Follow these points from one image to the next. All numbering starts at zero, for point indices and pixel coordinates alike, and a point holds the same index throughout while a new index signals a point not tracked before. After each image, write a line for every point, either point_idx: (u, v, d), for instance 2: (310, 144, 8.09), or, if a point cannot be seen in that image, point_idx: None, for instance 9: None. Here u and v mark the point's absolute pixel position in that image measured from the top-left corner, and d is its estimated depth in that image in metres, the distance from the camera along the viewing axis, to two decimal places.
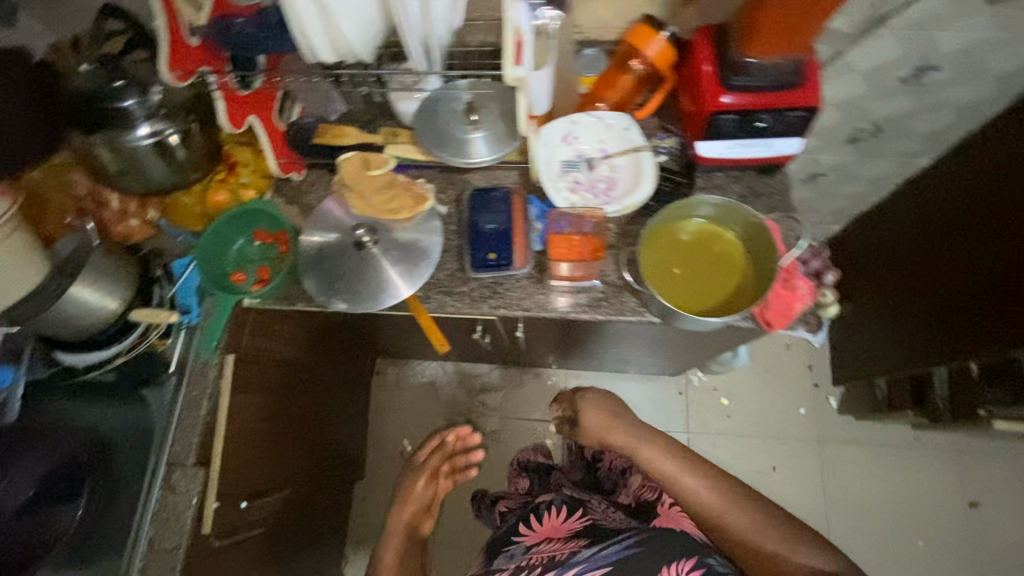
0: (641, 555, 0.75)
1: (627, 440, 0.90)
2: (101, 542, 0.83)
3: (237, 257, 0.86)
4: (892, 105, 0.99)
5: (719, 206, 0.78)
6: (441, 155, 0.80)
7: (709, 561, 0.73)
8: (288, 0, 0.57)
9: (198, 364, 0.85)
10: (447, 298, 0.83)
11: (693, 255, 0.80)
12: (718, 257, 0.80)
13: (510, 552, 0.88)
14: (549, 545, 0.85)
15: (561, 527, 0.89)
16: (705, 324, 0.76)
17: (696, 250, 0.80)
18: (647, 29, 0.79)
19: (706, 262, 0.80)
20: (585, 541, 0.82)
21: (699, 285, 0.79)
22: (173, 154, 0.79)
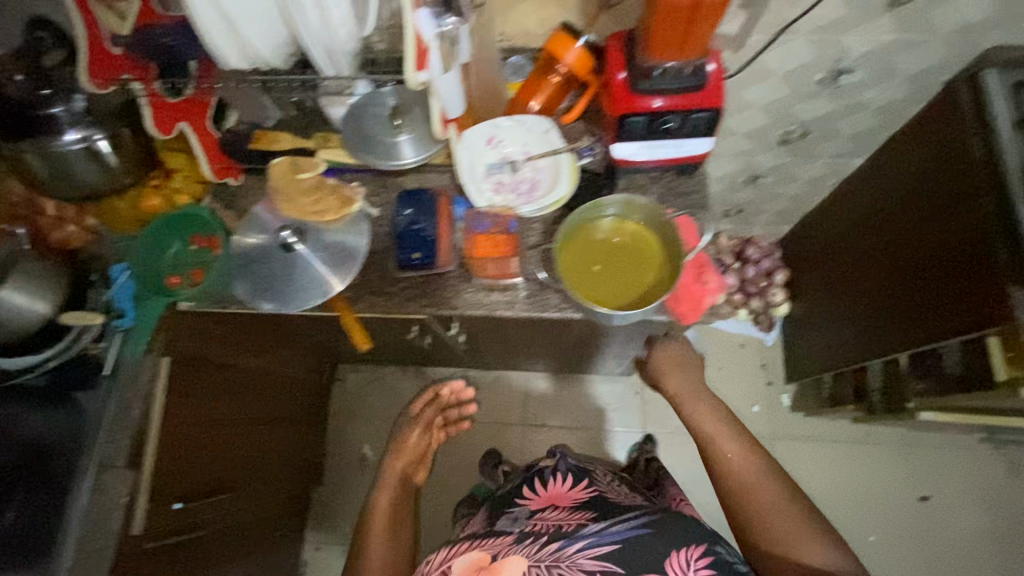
0: (650, 539, 0.73)
1: (680, 391, 0.92)
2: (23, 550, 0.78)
3: (174, 261, 0.88)
4: (815, 107, 1.03)
5: (622, 205, 0.82)
6: (366, 159, 0.83)
7: (718, 549, 0.73)
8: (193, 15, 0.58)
9: (131, 367, 0.86)
10: (376, 298, 0.85)
11: (607, 253, 0.82)
12: (631, 253, 0.82)
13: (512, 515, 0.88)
14: (554, 512, 0.86)
15: (566, 498, 0.90)
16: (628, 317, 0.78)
17: (610, 248, 0.83)
18: (565, 37, 0.82)
19: (620, 258, 0.82)
20: (591, 514, 0.82)
21: (617, 280, 0.81)
22: (105, 162, 0.81)
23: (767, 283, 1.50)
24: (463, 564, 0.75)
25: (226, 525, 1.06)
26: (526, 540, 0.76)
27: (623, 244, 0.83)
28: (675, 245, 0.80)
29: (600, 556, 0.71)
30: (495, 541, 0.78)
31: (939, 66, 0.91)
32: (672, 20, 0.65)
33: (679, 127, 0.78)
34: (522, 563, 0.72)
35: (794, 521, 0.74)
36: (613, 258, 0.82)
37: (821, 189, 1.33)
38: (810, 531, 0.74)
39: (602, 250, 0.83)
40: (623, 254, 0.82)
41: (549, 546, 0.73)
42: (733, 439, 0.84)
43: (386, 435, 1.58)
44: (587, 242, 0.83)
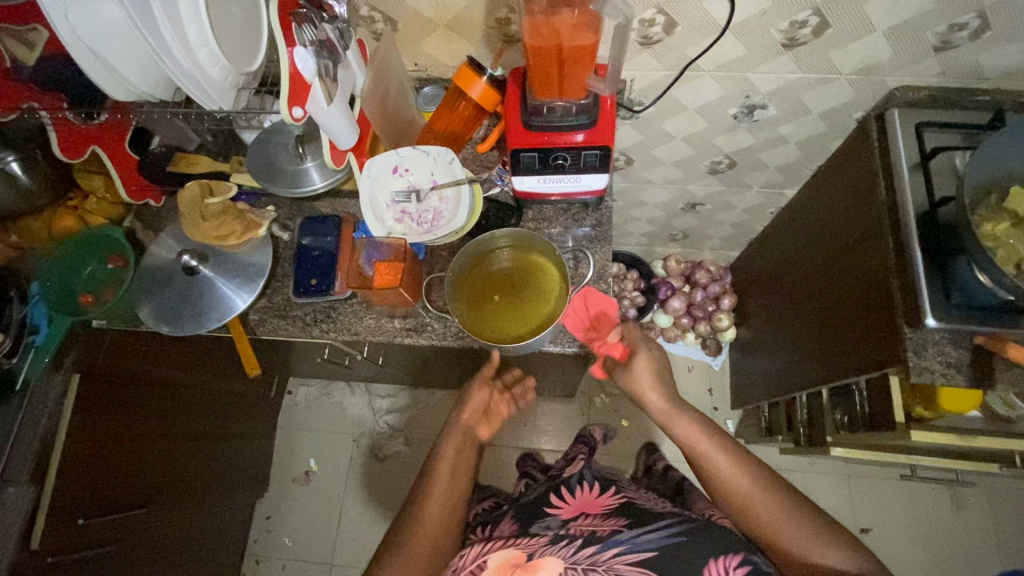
0: (685, 546, 0.66)
1: (666, 409, 0.81)
2: None
3: (89, 279, 0.90)
4: (735, 140, 1.04)
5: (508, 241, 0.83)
6: (270, 184, 0.84)
7: (755, 559, 0.64)
8: (77, 57, 0.61)
9: (42, 382, 0.88)
10: (280, 321, 0.86)
11: (497, 283, 0.82)
12: (520, 285, 0.82)
13: (543, 523, 0.77)
14: (585, 520, 0.75)
15: (597, 503, 0.80)
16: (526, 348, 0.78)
17: (501, 277, 0.83)
18: (469, 71, 0.82)
19: (512, 286, 0.82)
20: (627, 520, 0.72)
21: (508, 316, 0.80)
22: (15, 181, 0.84)
23: (713, 308, 1.50)
24: (496, 562, 0.70)
25: (145, 541, 1.06)
26: (561, 543, 0.70)
27: (513, 272, 0.83)
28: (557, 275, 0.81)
29: (638, 564, 0.64)
30: (529, 540, 0.72)
31: (849, 104, 0.92)
32: (544, 62, 0.66)
33: (573, 162, 0.79)
34: (559, 564, 0.67)
35: (807, 537, 0.67)
36: (504, 286, 0.82)
37: (760, 217, 1.33)
38: (831, 536, 0.67)
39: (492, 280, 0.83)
40: (514, 282, 0.82)
41: (584, 549, 0.67)
42: (720, 450, 0.75)
43: (332, 450, 1.59)
44: (478, 271, 0.83)
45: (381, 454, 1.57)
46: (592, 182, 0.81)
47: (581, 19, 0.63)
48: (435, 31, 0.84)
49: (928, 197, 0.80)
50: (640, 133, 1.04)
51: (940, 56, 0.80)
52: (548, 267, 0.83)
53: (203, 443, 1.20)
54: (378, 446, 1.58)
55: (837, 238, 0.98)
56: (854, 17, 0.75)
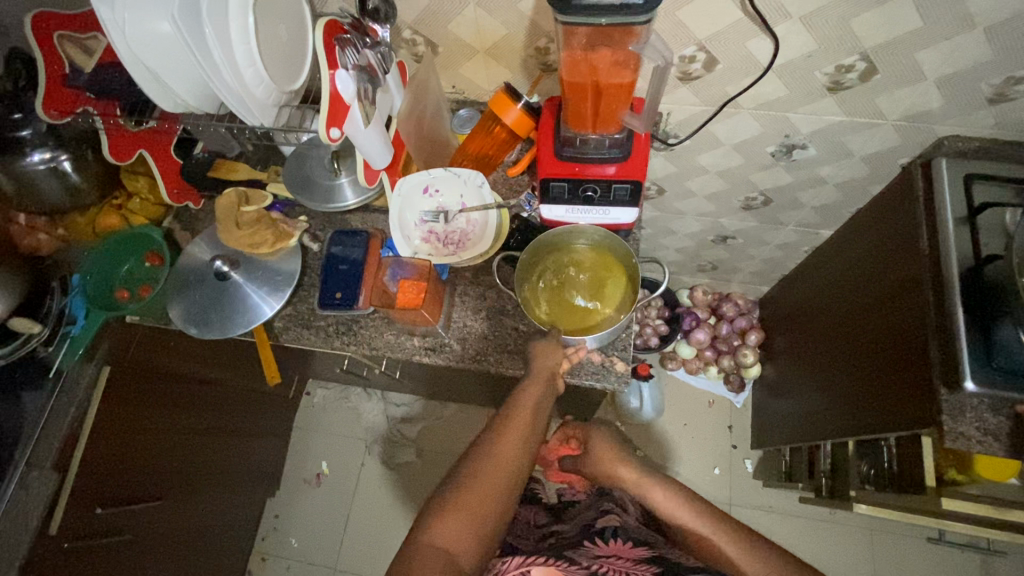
0: None
1: (637, 478, 0.86)
2: None
3: (127, 276, 0.94)
4: (772, 177, 1.01)
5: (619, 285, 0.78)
6: (304, 196, 0.86)
7: None
8: (135, 79, 0.65)
9: (74, 374, 0.91)
10: (304, 330, 0.87)
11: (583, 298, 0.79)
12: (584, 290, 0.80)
13: (578, 551, 0.76)
14: (619, 561, 0.74)
15: (629, 551, 0.77)
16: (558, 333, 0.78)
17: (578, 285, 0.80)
18: (505, 98, 0.83)
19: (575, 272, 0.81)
20: (659, 568, 0.72)
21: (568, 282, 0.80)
22: (68, 181, 0.88)
23: (738, 342, 1.47)
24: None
25: (154, 532, 1.07)
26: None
27: (552, 285, 0.80)
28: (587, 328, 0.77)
29: None
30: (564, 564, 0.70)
31: (894, 149, 0.89)
32: (581, 97, 0.67)
33: (602, 195, 0.78)
34: None
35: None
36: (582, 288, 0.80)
37: (793, 255, 1.30)
38: None
39: (579, 310, 0.79)
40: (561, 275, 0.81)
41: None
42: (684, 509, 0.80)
43: (343, 454, 1.61)
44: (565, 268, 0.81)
45: (392, 463, 1.58)
46: (620, 219, 0.80)
47: (621, 58, 0.63)
48: (475, 56, 0.85)
49: (974, 254, 0.77)
50: (674, 165, 1.03)
51: (994, 107, 0.78)
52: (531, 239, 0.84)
53: (220, 438, 1.22)
54: (390, 454, 1.58)
55: (872, 285, 0.96)
56: (905, 64, 0.73)
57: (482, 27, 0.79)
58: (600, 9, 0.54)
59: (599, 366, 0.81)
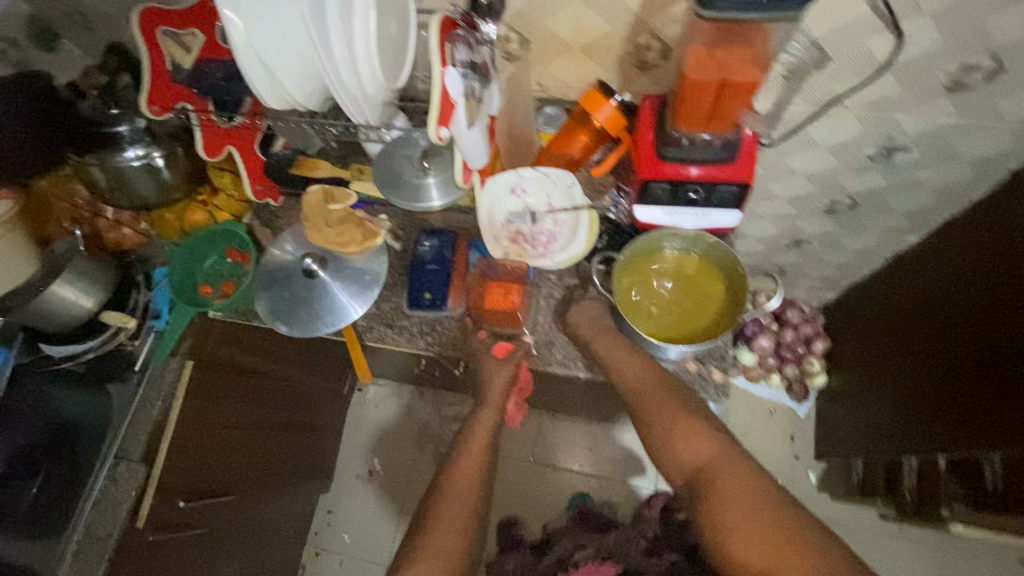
0: None
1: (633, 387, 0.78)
2: (58, 518, 0.85)
3: (209, 271, 0.94)
4: (865, 180, 0.97)
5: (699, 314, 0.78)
6: (391, 195, 0.85)
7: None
8: (245, 76, 0.64)
9: (159, 367, 0.93)
10: (388, 330, 0.87)
11: (681, 301, 0.80)
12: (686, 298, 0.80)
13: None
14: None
15: None
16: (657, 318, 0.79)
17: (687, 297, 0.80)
18: (599, 95, 0.81)
19: (661, 285, 0.80)
20: None
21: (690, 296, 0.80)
22: (160, 177, 0.88)
23: (803, 350, 1.42)
24: None
25: (228, 525, 1.09)
26: None
27: (651, 313, 0.79)
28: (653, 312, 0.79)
29: None
30: None
31: (1005, 153, 0.84)
32: (702, 96, 0.64)
33: (705, 197, 0.76)
34: None
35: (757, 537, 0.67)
36: (675, 296, 0.80)
37: (869, 263, 1.25)
38: None
39: (688, 315, 0.79)
40: (650, 296, 0.80)
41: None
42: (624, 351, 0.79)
43: (395, 452, 1.61)
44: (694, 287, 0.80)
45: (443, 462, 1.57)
46: (719, 221, 0.78)
47: (752, 56, 0.61)
48: (569, 53, 0.83)
49: None
50: (760, 166, 0.99)
51: None
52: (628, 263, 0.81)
53: (284, 433, 1.23)
54: (441, 453, 1.58)
55: (967, 298, 0.92)
56: None
57: (583, 23, 0.77)
58: (756, 5, 0.50)
59: (695, 376, 0.80)
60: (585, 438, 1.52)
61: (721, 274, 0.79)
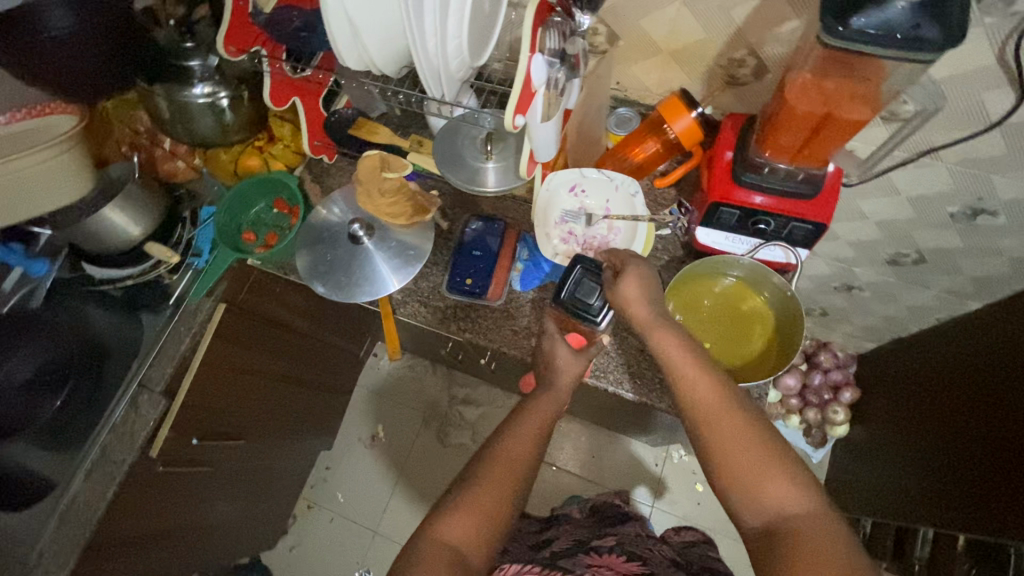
0: None
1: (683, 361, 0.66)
2: (82, 429, 0.88)
3: (254, 219, 0.95)
4: (938, 238, 0.92)
5: (743, 346, 0.77)
6: (448, 173, 0.83)
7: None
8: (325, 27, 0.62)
9: (192, 306, 0.93)
10: (421, 307, 0.86)
11: (732, 333, 0.77)
12: (734, 329, 0.77)
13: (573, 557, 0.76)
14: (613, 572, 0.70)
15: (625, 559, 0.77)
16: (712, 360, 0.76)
17: (733, 327, 0.77)
18: (679, 104, 0.78)
19: (711, 316, 0.77)
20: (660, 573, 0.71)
21: (732, 328, 0.77)
22: (222, 117, 0.87)
23: (830, 397, 1.37)
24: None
25: (232, 468, 1.10)
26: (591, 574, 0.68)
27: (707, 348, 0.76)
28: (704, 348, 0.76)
29: None
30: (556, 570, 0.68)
31: None
32: (800, 119, 0.62)
33: (776, 229, 0.73)
34: None
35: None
36: (729, 330, 0.77)
37: (920, 321, 1.19)
38: None
39: (738, 345, 0.77)
40: (704, 330, 0.77)
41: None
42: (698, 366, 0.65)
43: (399, 422, 1.61)
44: (736, 316, 0.77)
45: (446, 441, 1.58)
46: (765, 259, 0.76)
47: (862, 91, 0.59)
48: (657, 56, 0.79)
49: None
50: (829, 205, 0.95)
51: None
52: (678, 289, 0.78)
53: (297, 386, 1.24)
54: (445, 432, 1.58)
55: (1008, 377, 0.88)
56: None
57: (679, 27, 0.73)
58: (890, 39, 0.48)
59: None
60: (589, 444, 1.50)
61: (769, 303, 0.77)
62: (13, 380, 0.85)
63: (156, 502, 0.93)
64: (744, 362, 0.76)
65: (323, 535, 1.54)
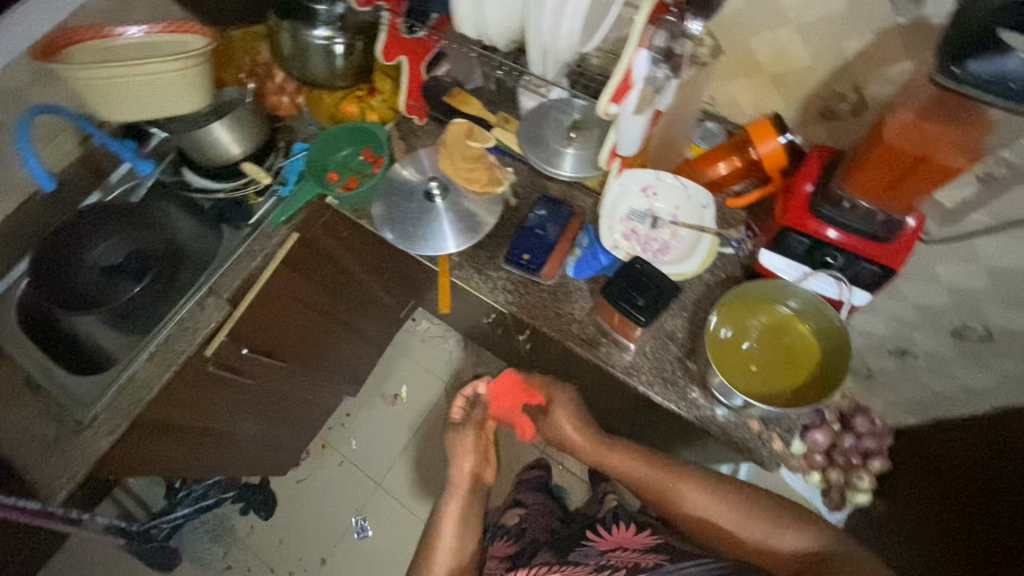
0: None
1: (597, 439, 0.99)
2: (143, 321, 0.96)
3: (340, 162, 0.99)
4: (1011, 317, 0.89)
5: (788, 373, 0.76)
6: (528, 152, 0.87)
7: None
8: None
9: (268, 229, 0.99)
10: (475, 273, 0.89)
11: (777, 359, 0.76)
12: (779, 355, 0.76)
13: (584, 550, 0.94)
14: (625, 552, 0.88)
15: (633, 541, 0.93)
16: (751, 383, 0.75)
17: (779, 353, 0.76)
18: (769, 128, 0.80)
19: (755, 340, 0.77)
20: (666, 557, 0.82)
21: (777, 354, 0.76)
22: (334, 62, 0.94)
23: None
24: None
25: (267, 388, 1.18)
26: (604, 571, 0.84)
27: (752, 371, 0.76)
28: (744, 369, 0.75)
29: None
30: (572, 567, 0.88)
31: None
32: (888, 156, 0.62)
33: (842, 267, 0.73)
34: None
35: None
36: (774, 356, 0.76)
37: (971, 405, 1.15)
38: None
39: (784, 373, 0.75)
40: (752, 353, 0.76)
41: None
42: (616, 454, 0.97)
43: (423, 389, 1.67)
44: (782, 342, 0.77)
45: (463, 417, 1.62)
46: (813, 290, 0.76)
47: (963, 139, 0.58)
48: (757, 75, 0.80)
49: None
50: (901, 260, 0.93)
51: None
52: (723, 310, 0.77)
53: (340, 328, 1.30)
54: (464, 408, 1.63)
55: None
56: None
57: (786, 49, 0.74)
58: (1002, 88, 0.48)
59: (754, 436, 0.77)
60: None
61: (820, 336, 0.76)
62: (103, 261, 0.96)
63: (199, 399, 1.00)
64: (787, 391, 0.75)
65: (329, 476, 1.61)
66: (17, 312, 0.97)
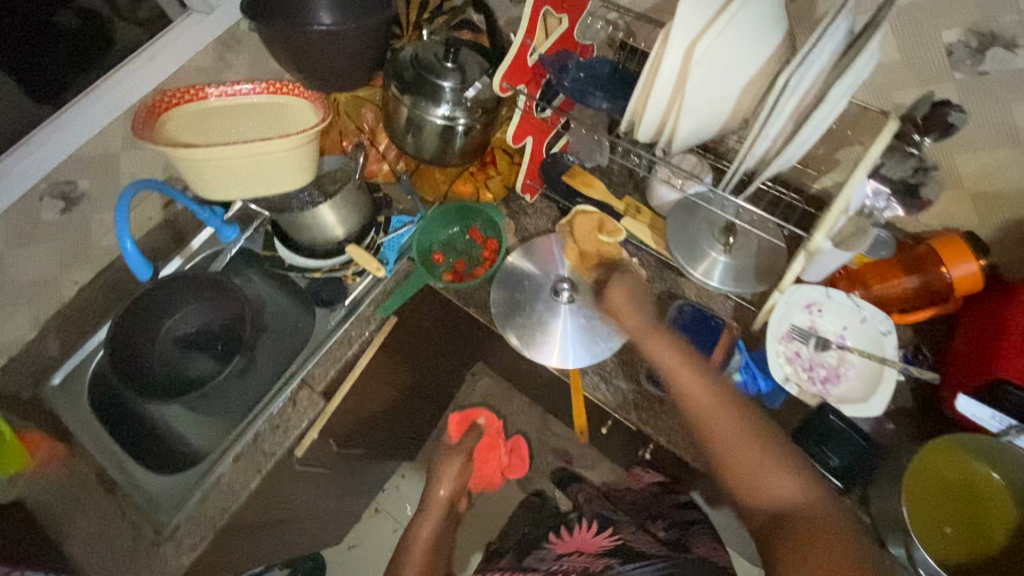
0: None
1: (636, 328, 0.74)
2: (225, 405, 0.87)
3: (446, 241, 0.93)
4: None
5: (982, 535, 0.65)
6: (676, 255, 0.77)
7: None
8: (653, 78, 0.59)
9: (366, 315, 0.90)
10: (604, 385, 0.80)
11: (969, 519, 0.65)
12: (970, 513, 0.66)
13: (541, 556, 0.90)
14: (580, 557, 0.84)
15: (592, 541, 0.88)
16: (941, 548, 0.65)
17: (970, 512, 0.66)
18: (964, 250, 0.70)
19: (940, 495, 0.66)
20: (616, 559, 0.79)
21: (967, 512, 0.66)
22: (452, 140, 0.84)
23: None
24: None
25: (341, 468, 1.08)
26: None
27: (940, 533, 0.65)
28: (931, 531, 0.65)
29: None
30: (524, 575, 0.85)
31: None
32: None
33: None
34: None
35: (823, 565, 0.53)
36: (962, 514, 0.66)
37: None
38: None
39: (975, 539, 0.65)
40: (938, 512, 0.66)
41: None
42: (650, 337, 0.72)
43: None
44: (973, 498, 0.66)
45: None
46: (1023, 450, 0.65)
47: None
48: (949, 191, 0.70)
49: None
50: None
51: None
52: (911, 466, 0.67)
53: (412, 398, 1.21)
54: None
55: None
56: None
57: None
58: None
59: None
60: None
61: (1016, 500, 0.65)
62: (177, 332, 0.88)
63: (279, 494, 0.91)
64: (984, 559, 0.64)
65: (383, 542, 1.51)
66: (86, 394, 0.88)
